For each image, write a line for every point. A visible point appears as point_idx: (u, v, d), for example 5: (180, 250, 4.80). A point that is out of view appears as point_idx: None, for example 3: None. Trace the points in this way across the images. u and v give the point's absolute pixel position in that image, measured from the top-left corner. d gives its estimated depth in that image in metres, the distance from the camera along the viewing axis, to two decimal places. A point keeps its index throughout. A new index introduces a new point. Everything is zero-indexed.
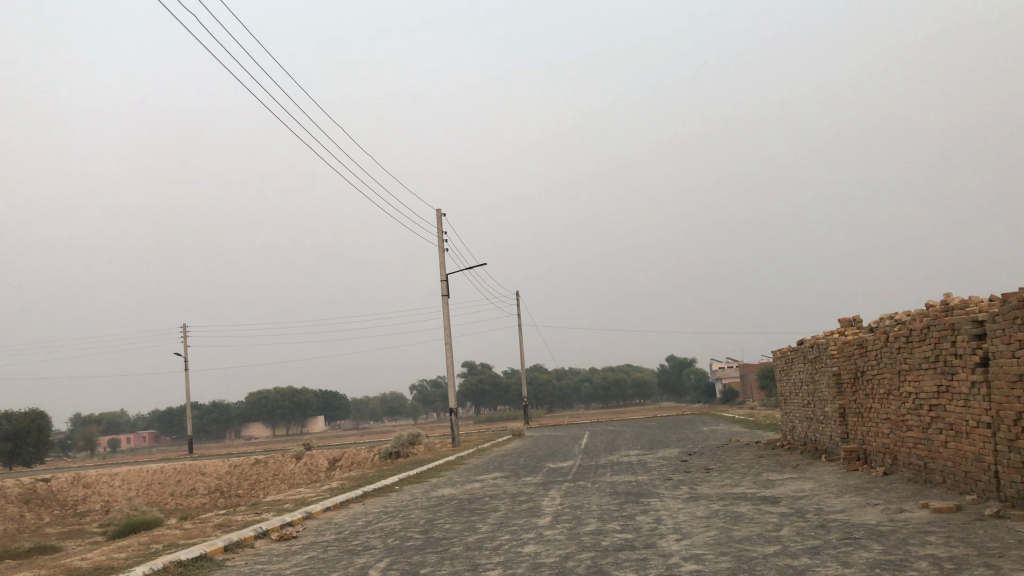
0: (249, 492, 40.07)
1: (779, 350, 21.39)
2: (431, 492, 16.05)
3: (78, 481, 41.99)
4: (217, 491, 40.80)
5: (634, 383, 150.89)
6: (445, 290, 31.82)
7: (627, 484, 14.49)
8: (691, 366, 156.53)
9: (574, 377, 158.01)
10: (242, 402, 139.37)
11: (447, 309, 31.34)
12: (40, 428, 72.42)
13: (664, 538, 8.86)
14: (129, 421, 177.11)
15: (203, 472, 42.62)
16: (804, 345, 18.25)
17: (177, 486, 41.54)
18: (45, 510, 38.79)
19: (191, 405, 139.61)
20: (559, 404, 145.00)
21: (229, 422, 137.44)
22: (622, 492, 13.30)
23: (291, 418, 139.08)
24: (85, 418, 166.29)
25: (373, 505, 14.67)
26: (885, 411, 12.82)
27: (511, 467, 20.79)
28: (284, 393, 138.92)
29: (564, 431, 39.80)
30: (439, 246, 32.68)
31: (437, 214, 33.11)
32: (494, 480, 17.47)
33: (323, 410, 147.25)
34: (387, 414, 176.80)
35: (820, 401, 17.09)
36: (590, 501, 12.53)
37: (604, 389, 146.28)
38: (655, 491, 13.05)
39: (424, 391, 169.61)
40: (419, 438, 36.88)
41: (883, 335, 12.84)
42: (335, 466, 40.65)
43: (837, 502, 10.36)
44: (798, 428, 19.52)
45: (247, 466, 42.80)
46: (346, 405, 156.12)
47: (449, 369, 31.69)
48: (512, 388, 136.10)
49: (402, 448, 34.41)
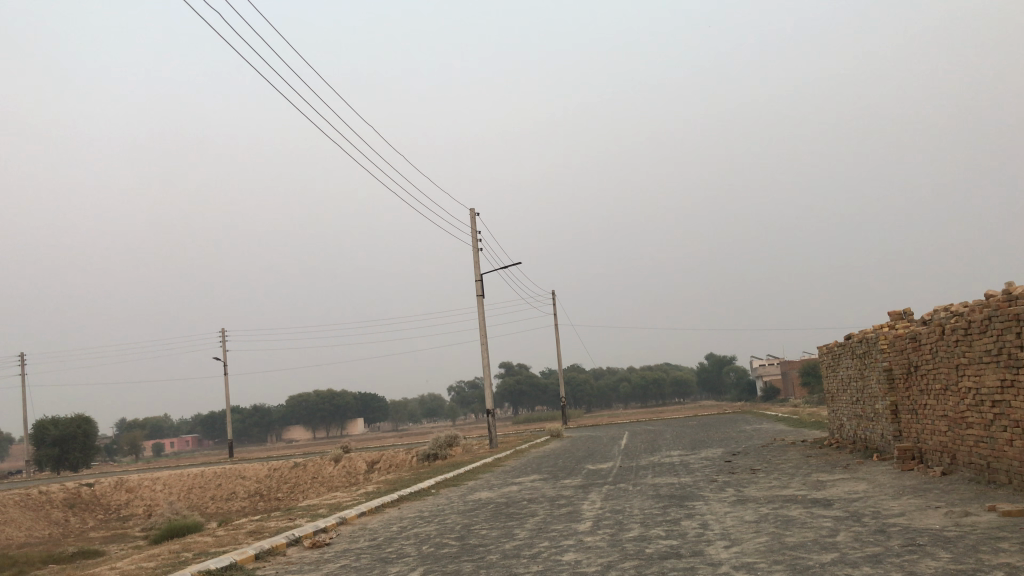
0: (288, 495, 40.11)
1: (825, 345, 20.67)
2: (468, 496, 15.67)
3: (121, 486, 42.39)
4: (257, 495, 40.93)
5: (673, 381, 149.41)
6: (480, 290, 31.46)
7: (669, 486, 13.98)
8: (731, 364, 154.67)
9: (612, 376, 157.00)
10: (282, 405, 140.61)
11: (483, 310, 30.99)
12: (86, 433, 73.59)
13: (712, 545, 8.39)
14: (173, 425, 179.88)
15: (243, 475, 42.80)
16: (851, 340, 17.57)
17: (218, 490, 41.77)
18: (89, 515, 39.20)
19: (233, 409, 141.19)
20: (597, 403, 144.13)
21: (270, 425, 138.76)
22: (665, 495, 12.80)
23: (331, 421, 139.98)
24: (130, 423, 169.22)
25: (409, 510, 14.33)
26: (942, 408, 12.17)
27: (549, 469, 20.32)
28: (324, 397, 139.89)
29: (603, 432, 39.24)
30: (473, 245, 32.34)
31: (471, 213, 32.77)
32: (532, 482, 17.05)
33: (362, 412, 148.02)
34: (426, 415, 177.29)
35: (870, 399, 16.42)
36: (632, 505, 12.04)
37: (642, 388, 145.09)
38: (700, 494, 12.54)
39: (462, 392, 169.75)
40: (457, 440, 36.59)
41: (939, 328, 12.20)
42: (373, 469, 40.55)
43: (896, 504, 9.77)
44: (846, 426, 18.83)
45: (286, 469, 42.90)
46: (385, 407, 156.75)
47: (486, 370, 31.35)
48: (550, 388, 135.56)
49: (439, 450, 34.13)
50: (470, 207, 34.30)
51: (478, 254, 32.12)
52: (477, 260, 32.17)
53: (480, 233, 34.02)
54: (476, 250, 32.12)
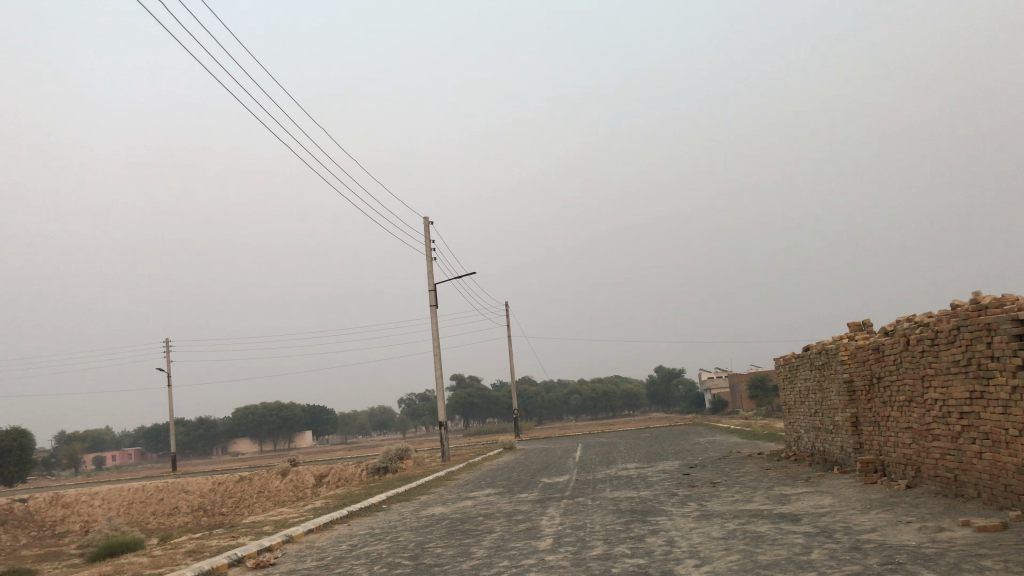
0: (233, 510, 38.85)
1: (781, 357, 20.53)
2: (421, 511, 15.06)
3: (56, 501, 40.65)
4: (200, 510, 39.57)
5: (624, 394, 150.00)
6: (434, 300, 30.85)
7: (629, 501, 13.57)
8: (680, 377, 155.89)
9: (563, 388, 157.01)
10: (229, 418, 137.63)
11: (436, 320, 30.39)
12: (22, 447, 70.79)
13: (681, 564, 7.98)
14: (114, 437, 174.90)
15: (186, 490, 41.39)
16: (810, 352, 17.41)
17: (159, 505, 40.28)
18: (22, 532, 37.46)
19: (177, 421, 137.72)
20: (548, 416, 143.99)
21: (216, 438, 135.72)
22: (626, 510, 12.38)
23: (279, 434, 137.36)
24: (69, 436, 164.11)
25: (359, 527, 13.69)
26: (906, 420, 11.98)
27: (504, 483, 19.80)
28: (272, 409, 137.26)
29: (557, 445, 38.86)
30: (426, 254, 31.75)
31: (425, 221, 32.19)
32: (487, 497, 16.52)
33: (310, 425, 145.61)
34: (376, 428, 175.18)
35: (828, 411, 16.29)
36: (593, 521, 11.58)
37: (593, 401, 145.32)
38: (661, 509, 12.14)
39: (413, 404, 168.06)
40: (408, 453, 35.81)
41: (903, 338, 12.04)
42: (321, 483, 39.52)
43: (866, 520, 9.48)
44: (803, 438, 18.69)
45: (231, 483, 41.57)
46: (334, 420, 154.48)
47: (438, 381, 30.74)
48: (501, 401, 134.97)
49: (390, 463, 33.36)
50: (423, 215, 33.72)
51: (432, 263, 31.53)
52: (431, 270, 31.60)
53: (433, 241, 33.46)
54: (430, 259, 31.55)
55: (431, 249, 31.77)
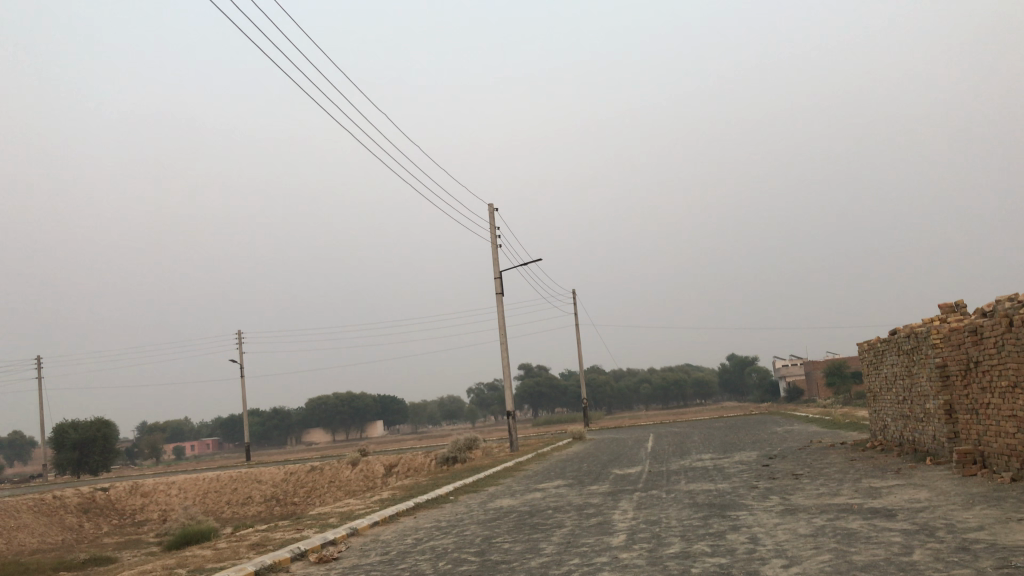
0: (304, 500, 39.27)
1: (866, 341, 19.46)
2: (488, 503, 14.67)
3: (136, 490, 41.77)
4: (273, 499, 40.16)
5: (694, 383, 147.70)
6: (500, 289, 30.46)
7: (707, 493, 12.90)
8: (753, 365, 152.73)
9: (633, 377, 155.51)
10: (303, 409, 140.46)
11: (502, 308, 30.00)
12: (106, 437, 73.26)
13: (767, 564, 7.34)
14: (194, 428, 180.31)
15: (259, 479, 42.04)
16: (897, 335, 16.40)
17: (234, 495, 41.05)
18: (104, 520, 38.58)
19: (253, 412, 141.15)
20: (618, 404, 142.87)
21: (291, 428, 138.66)
22: (703, 504, 11.73)
23: (351, 424, 139.56)
24: (152, 426, 169.99)
25: (426, 520, 13.35)
26: (1009, 407, 11.05)
27: (574, 474, 19.27)
28: (344, 399, 139.47)
29: (628, 434, 38.17)
30: (491, 241, 31.38)
31: (490, 209, 31.81)
32: (557, 488, 16.03)
33: (381, 415, 147.50)
34: (445, 418, 176.45)
35: (918, 398, 15.32)
36: (669, 515, 10.98)
37: (663, 390, 143.56)
38: (741, 503, 11.45)
39: (481, 394, 168.59)
40: (477, 442, 35.58)
41: (1006, 319, 11.07)
42: (391, 473, 39.66)
43: (971, 516, 8.67)
44: (891, 426, 17.68)
45: (302, 473, 42.02)
46: (405, 410, 156.21)
47: (505, 370, 30.37)
48: (570, 390, 134.34)
49: (459, 453, 33.18)
50: (488, 203, 33.32)
51: (497, 251, 31.14)
52: (497, 258, 31.21)
53: (499, 229, 33.03)
54: (495, 247, 31.16)
55: (496, 238, 31.38)
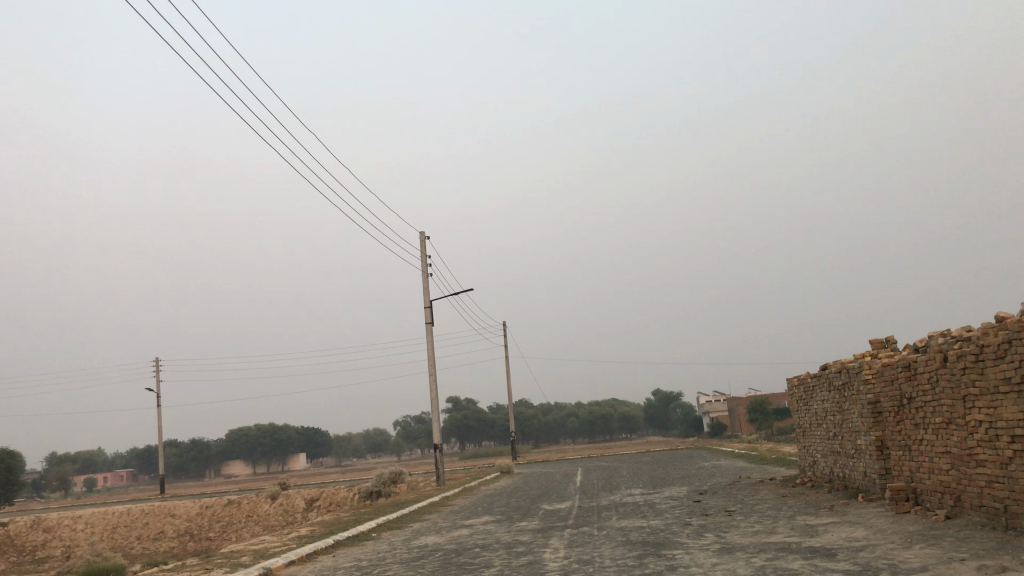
0: (220, 535, 37.52)
1: (796, 377, 19.44)
2: (412, 541, 13.93)
3: (38, 525, 39.28)
4: (186, 535, 38.27)
5: (620, 418, 148.45)
6: (429, 317, 29.84)
7: (640, 531, 12.47)
8: (679, 400, 154.69)
9: (561, 411, 155.63)
10: (222, 439, 135.92)
11: (431, 338, 29.35)
12: (9, 468, 69.29)
13: None
14: (106, 459, 172.88)
15: (172, 514, 40.05)
16: (828, 371, 16.40)
17: (144, 530, 39.00)
18: (1, 557, 36.11)
19: (170, 444, 135.99)
20: (545, 438, 142.57)
21: (209, 459, 133.95)
22: (637, 542, 11.29)
23: (273, 456, 135.63)
24: (60, 457, 162.29)
25: (346, 558, 12.56)
26: (943, 444, 10.97)
27: (502, 509, 18.65)
28: (266, 430, 135.58)
29: (556, 468, 37.74)
30: (421, 269, 30.78)
31: (421, 236, 31.28)
32: (485, 525, 15.40)
33: (305, 447, 143.83)
34: (370, 450, 173.22)
35: (849, 434, 15.28)
36: (602, 554, 10.50)
37: (591, 424, 144.00)
38: (676, 541, 11.04)
39: (408, 426, 166.14)
40: (402, 476, 34.61)
41: (940, 354, 11.02)
42: (312, 507, 38.28)
43: (912, 556, 8.42)
44: (820, 462, 17.63)
45: (219, 507, 40.23)
46: (329, 442, 152.79)
47: (433, 401, 29.66)
48: (498, 423, 133.43)
49: (383, 486, 32.22)
50: (418, 231, 32.79)
51: (427, 279, 30.57)
52: (427, 286, 30.62)
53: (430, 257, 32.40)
54: (425, 275, 30.59)
55: (427, 267, 30.79)
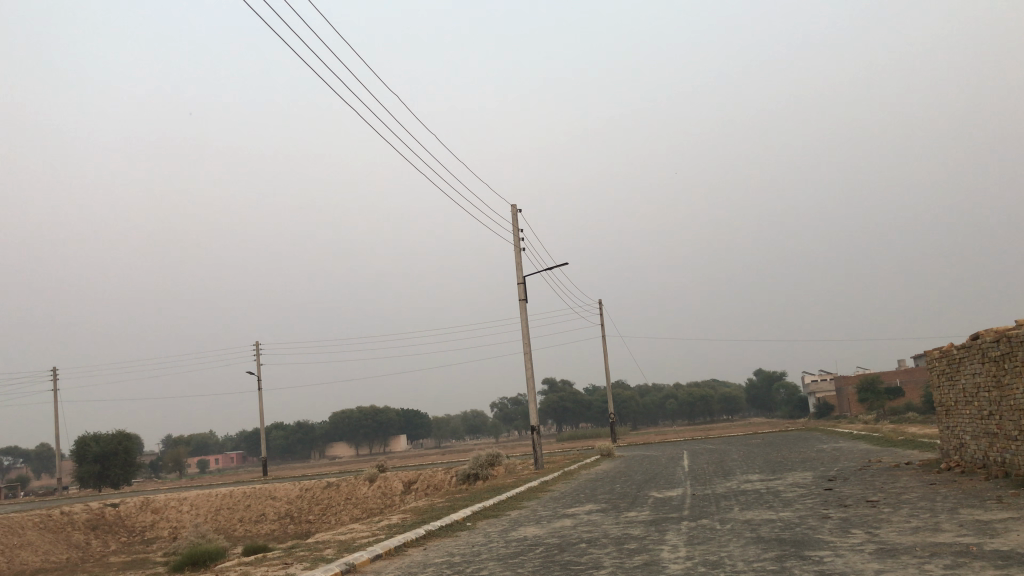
0: (319, 518, 37.42)
1: (936, 350, 17.22)
2: (510, 532, 12.63)
3: (146, 506, 40.09)
4: (287, 517, 38.34)
5: (721, 399, 144.45)
6: (522, 295, 28.52)
7: (772, 526, 10.77)
8: (782, 380, 149.54)
9: (660, 392, 152.60)
10: (326, 422, 138.97)
11: (525, 316, 28.04)
12: (127, 450, 71.82)
13: None
14: (218, 442, 180.00)
15: (273, 496, 40.28)
16: (980, 340, 14.25)
17: (247, 512, 39.31)
18: (113, 537, 36.93)
19: (276, 427, 139.85)
20: (643, 419, 140.29)
21: (314, 442, 137.38)
22: (773, 540, 9.62)
23: (374, 437, 137.90)
24: (176, 439, 169.48)
25: (437, 553, 11.32)
26: None
27: (606, 497, 17.18)
28: (368, 413, 137.78)
29: (660, 451, 36.04)
30: (514, 245, 29.49)
31: (513, 209, 29.90)
32: (588, 514, 13.98)
33: (405, 429, 145.67)
34: (468, 432, 174.34)
35: (1010, 411, 13.21)
36: (732, 555, 8.92)
37: (690, 405, 140.76)
38: (819, 540, 9.33)
39: (505, 408, 166.02)
40: (499, 459, 33.49)
41: None
42: (410, 490, 37.73)
43: None
44: (969, 445, 15.49)
45: (317, 489, 40.15)
46: (428, 424, 154.38)
47: (529, 380, 28.38)
48: (595, 404, 131.64)
49: (480, 469, 31.27)
50: (511, 204, 31.50)
51: (521, 254, 29.25)
52: (520, 262, 29.32)
53: (522, 231, 30.98)
54: (518, 250, 29.30)
55: (519, 241, 29.51)
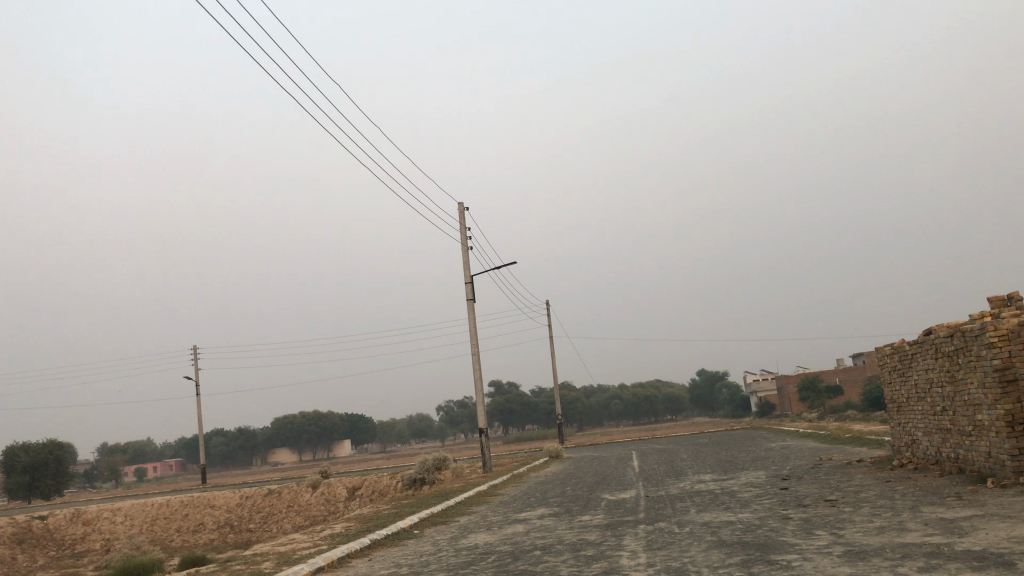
0: (260, 526, 36.21)
1: (888, 346, 17.15)
2: (460, 540, 12.05)
3: (77, 518, 38.37)
4: (226, 526, 37.06)
5: (665, 399, 145.83)
6: (471, 294, 27.94)
7: (732, 528, 10.38)
8: (724, 380, 151.60)
9: (605, 393, 153.29)
10: (268, 427, 136.19)
11: (473, 316, 27.46)
12: (58, 460, 69.12)
13: None
14: (156, 449, 175.19)
15: (212, 504, 38.91)
16: (934, 336, 14.14)
17: (184, 522, 37.89)
18: (40, 551, 35.19)
19: (217, 433, 136.55)
20: (589, 421, 140.73)
21: (256, 448, 134.52)
22: (735, 543, 9.21)
23: (318, 443, 135.66)
24: (112, 448, 164.38)
25: (382, 564, 10.65)
26: None
27: (557, 500, 16.68)
28: (312, 418, 135.52)
29: (608, 452, 35.80)
30: (462, 244, 28.89)
31: (460, 208, 29.29)
32: (541, 520, 13.45)
33: (349, 433, 143.62)
34: (414, 436, 173.04)
35: (964, 407, 13.08)
36: (694, 560, 8.47)
37: (635, 406, 141.69)
38: (783, 542, 8.95)
39: (451, 411, 165.03)
40: (446, 463, 32.82)
41: None
42: (354, 496, 36.79)
43: None
44: (921, 441, 15.40)
45: (258, 497, 38.92)
46: (373, 429, 152.56)
47: (477, 381, 27.79)
48: (541, 406, 131.61)
49: (427, 474, 30.57)
50: (458, 202, 30.88)
51: (468, 254, 28.66)
52: (468, 261, 28.73)
53: (469, 230, 30.40)
54: (465, 249, 28.68)
55: (467, 239, 28.92)
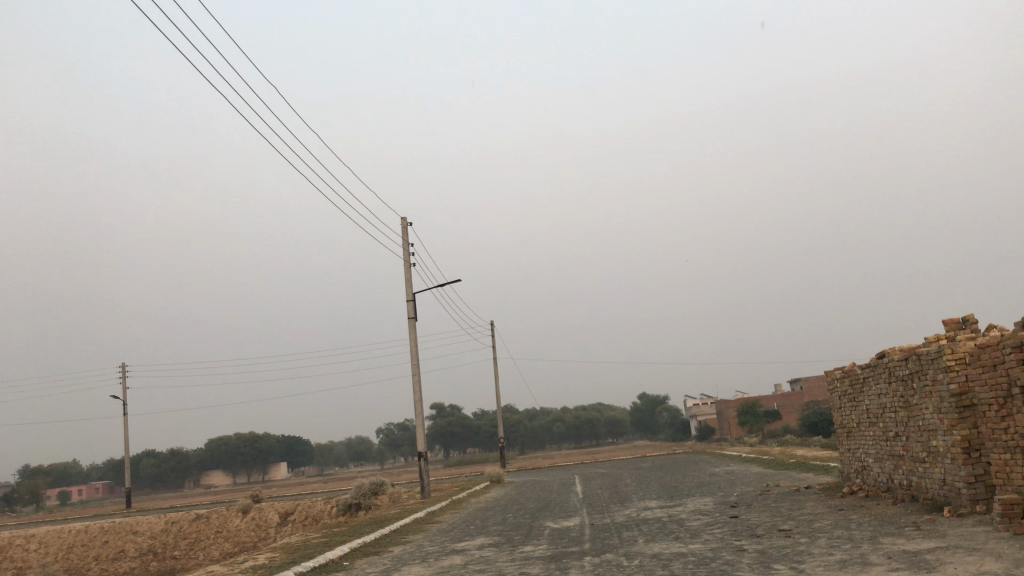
0: (185, 553, 34.39)
1: (837, 370, 16.78)
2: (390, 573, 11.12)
3: None
4: (149, 553, 35.13)
5: (607, 423, 146.04)
6: (412, 312, 27.04)
7: (684, 561, 9.70)
8: (665, 404, 152.65)
9: (547, 416, 152.95)
10: (202, 448, 132.11)
11: (414, 334, 26.55)
12: None
13: None
14: (83, 471, 168.66)
15: (134, 531, 36.90)
16: (887, 359, 13.77)
17: (104, 549, 35.81)
18: None
19: (147, 454, 131.83)
20: (531, 444, 140.00)
21: (188, 470, 130.10)
22: None
23: (254, 465, 131.96)
24: (35, 469, 157.59)
25: None
26: None
27: (498, 528, 15.85)
28: (248, 440, 131.86)
29: (551, 476, 35.12)
30: (404, 261, 28.00)
31: (403, 223, 28.49)
32: (479, 550, 12.57)
33: (286, 456, 140.10)
34: (353, 458, 169.96)
35: (918, 433, 12.71)
36: None
37: (577, 429, 141.44)
38: None
39: (392, 433, 162.63)
40: (384, 487, 31.66)
41: None
42: (287, 522, 35.31)
43: None
44: (872, 468, 15.02)
45: (185, 522, 37.12)
46: (311, 451, 149.29)
47: (417, 403, 26.85)
48: (483, 429, 130.38)
49: (363, 499, 29.38)
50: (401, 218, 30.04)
51: (411, 270, 27.78)
52: (410, 278, 27.85)
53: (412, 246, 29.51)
54: (408, 265, 27.80)
55: (409, 255, 28.06)
